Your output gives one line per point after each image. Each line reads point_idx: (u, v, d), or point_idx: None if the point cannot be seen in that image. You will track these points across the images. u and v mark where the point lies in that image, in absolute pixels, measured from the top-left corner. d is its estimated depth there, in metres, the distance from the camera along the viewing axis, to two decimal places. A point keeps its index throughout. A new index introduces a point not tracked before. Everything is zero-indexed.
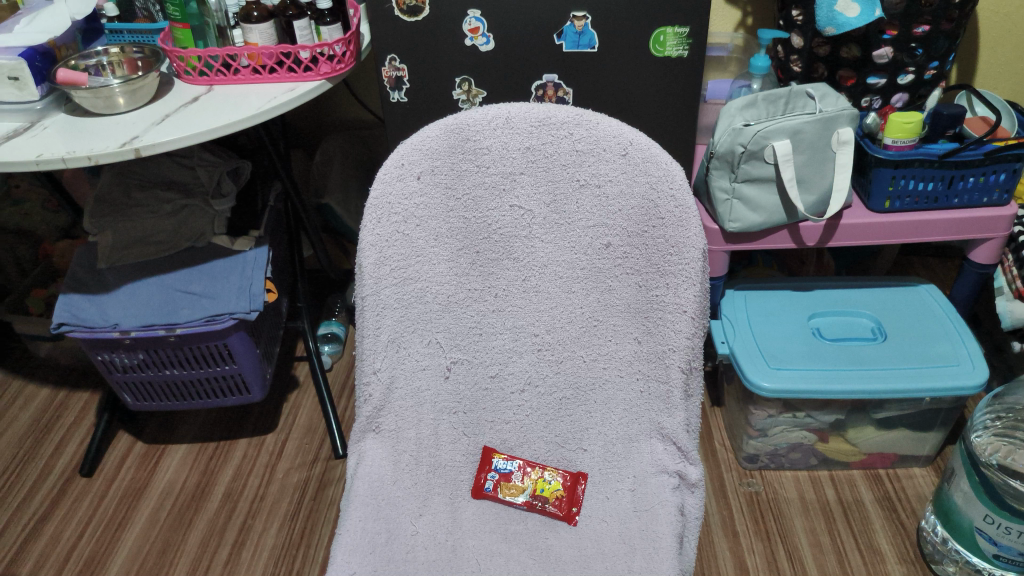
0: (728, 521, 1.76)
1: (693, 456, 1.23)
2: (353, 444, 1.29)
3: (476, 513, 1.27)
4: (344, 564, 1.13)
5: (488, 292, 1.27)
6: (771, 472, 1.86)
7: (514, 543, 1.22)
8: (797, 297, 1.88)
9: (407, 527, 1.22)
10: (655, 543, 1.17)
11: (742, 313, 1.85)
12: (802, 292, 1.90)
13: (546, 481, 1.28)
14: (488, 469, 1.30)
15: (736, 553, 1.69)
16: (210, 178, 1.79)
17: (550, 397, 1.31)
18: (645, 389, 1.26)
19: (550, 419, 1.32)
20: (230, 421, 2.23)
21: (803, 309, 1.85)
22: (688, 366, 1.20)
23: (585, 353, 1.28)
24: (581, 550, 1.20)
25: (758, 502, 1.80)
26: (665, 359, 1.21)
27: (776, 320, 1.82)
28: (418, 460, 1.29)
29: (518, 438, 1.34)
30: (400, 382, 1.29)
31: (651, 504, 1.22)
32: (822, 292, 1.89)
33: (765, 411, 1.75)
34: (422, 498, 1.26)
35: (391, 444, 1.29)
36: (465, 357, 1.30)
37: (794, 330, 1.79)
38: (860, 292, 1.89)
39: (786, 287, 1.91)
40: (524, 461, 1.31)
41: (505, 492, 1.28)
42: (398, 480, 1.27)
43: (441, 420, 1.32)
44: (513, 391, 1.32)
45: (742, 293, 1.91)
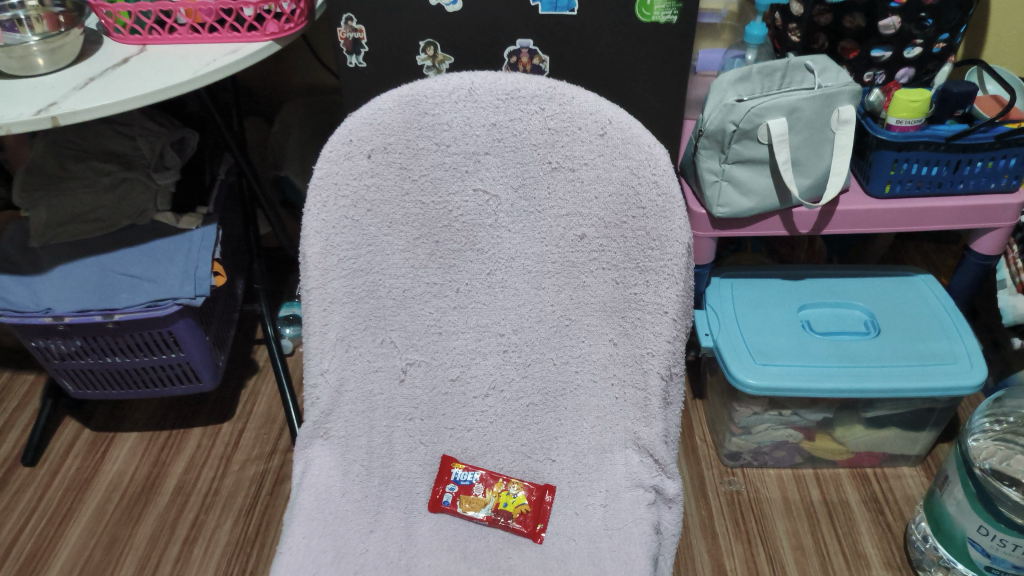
0: (707, 522, 1.66)
1: (669, 469, 1.11)
2: (300, 450, 1.17)
3: (432, 528, 1.15)
4: None
5: (449, 287, 1.14)
6: (754, 470, 1.76)
7: (472, 561, 1.11)
8: (787, 287, 1.77)
9: (353, 543, 1.10)
10: (627, 563, 1.05)
11: (728, 303, 1.73)
12: (791, 280, 1.79)
13: (510, 494, 1.17)
14: (447, 481, 1.18)
15: (716, 557, 1.59)
16: (152, 151, 1.64)
17: (517, 403, 1.19)
18: (619, 394, 1.14)
19: (515, 427, 1.20)
20: (182, 408, 2.10)
21: (794, 299, 1.74)
22: (668, 372, 1.08)
23: (556, 355, 1.16)
24: (546, 571, 1.08)
25: (740, 501, 1.70)
26: (643, 364, 1.10)
27: (764, 310, 1.71)
28: (369, 469, 1.17)
29: (481, 447, 1.22)
30: (349, 385, 1.16)
31: (623, 519, 1.11)
32: (812, 281, 1.77)
33: (748, 408, 1.65)
34: (371, 511, 1.14)
35: (339, 451, 1.17)
36: (424, 357, 1.18)
37: (783, 322, 1.68)
38: (854, 281, 1.78)
39: (773, 274, 1.80)
40: (486, 472, 1.19)
41: (465, 507, 1.16)
42: (347, 492, 1.14)
43: (395, 427, 1.20)
44: (475, 395, 1.19)
45: (728, 280, 1.80)
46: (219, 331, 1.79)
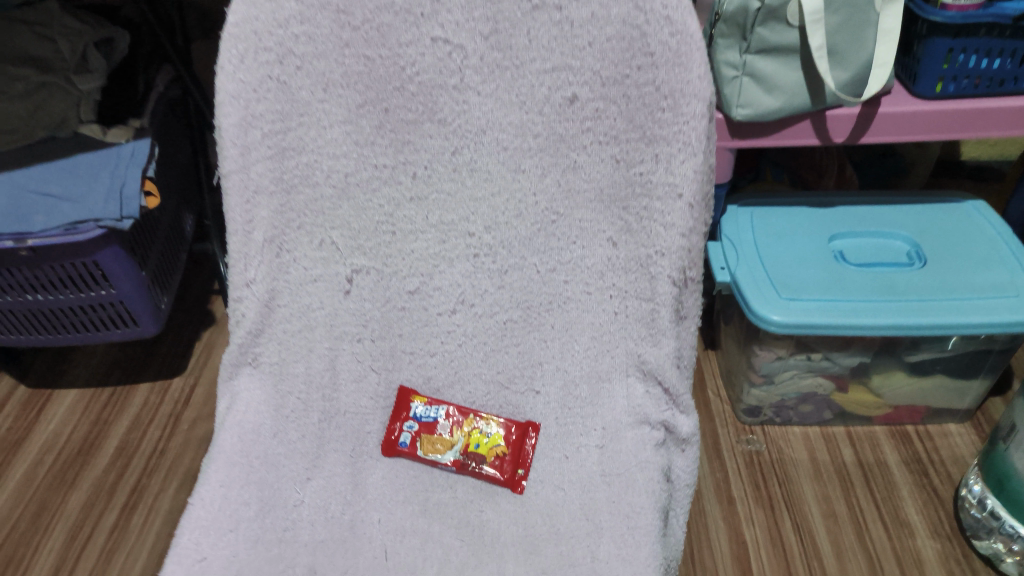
0: (723, 485, 1.43)
1: (682, 400, 0.88)
2: (224, 382, 0.94)
3: (385, 476, 0.91)
4: (193, 545, 0.79)
5: (404, 170, 0.90)
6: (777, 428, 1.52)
7: (435, 515, 0.87)
8: (815, 217, 1.54)
9: (284, 493, 0.87)
10: (630, 515, 0.82)
11: (748, 233, 1.50)
12: (820, 212, 1.56)
13: (483, 434, 0.93)
14: (405, 418, 0.94)
15: (733, 524, 1.36)
16: (74, 52, 1.39)
17: (491, 321, 0.94)
18: (620, 309, 0.91)
19: (490, 351, 0.95)
20: (127, 360, 1.86)
21: (823, 232, 1.50)
22: (682, 277, 0.86)
23: (540, 261, 0.92)
24: (529, 529, 0.85)
25: (761, 462, 1.46)
26: (651, 267, 0.87)
27: (789, 241, 1.48)
28: (304, 404, 0.93)
29: (448, 376, 0.96)
30: (280, 299, 0.93)
31: (624, 462, 0.87)
32: (845, 207, 1.52)
33: (773, 353, 1.40)
34: (308, 453, 0.91)
35: (270, 382, 0.94)
36: (374, 261, 0.93)
37: (811, 254, 1.45)
38: (892, 211, 1.54)
39: (799, 205, 1.57)
40: (453, 406, 0.95)
41: (426, 449, 0.93)
42: (280, 433, 0.91)
43: (341, 348, 0.92)
44: (440, 312, 0.94)
45: (747, 210, 1.56)
46: (160, 267, 1.55)
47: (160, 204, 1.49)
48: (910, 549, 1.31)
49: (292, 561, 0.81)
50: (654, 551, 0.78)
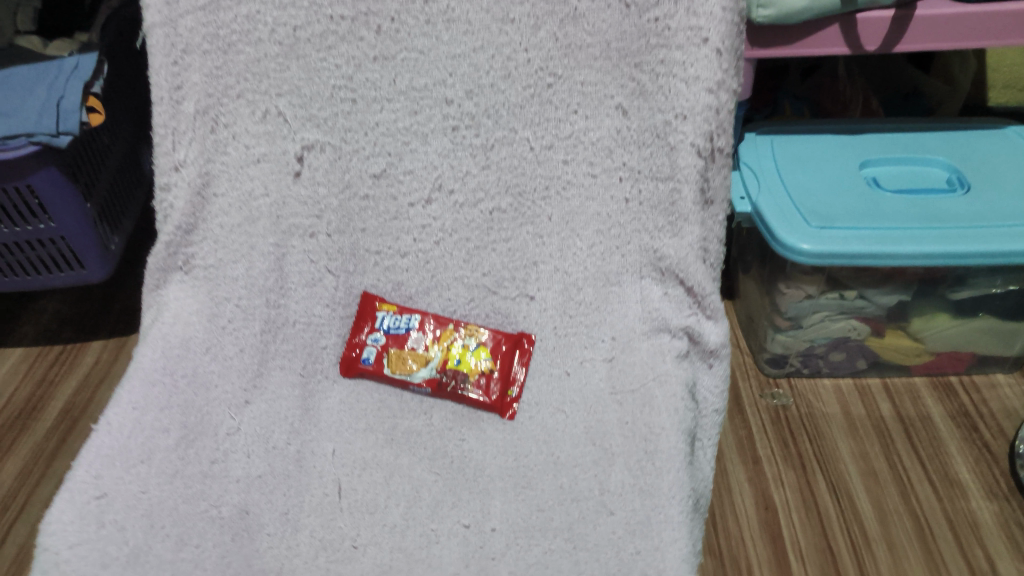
0: (746, 445, 1.24)
1: (707, 302, 0.72)
2: (151, 292, 0.76)
3: (342, 400, 0.74)
4: (89, 474, 0.60)
5: (365, 20, 0.70)
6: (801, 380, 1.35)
7: (402, 446, 0.70)
8: (843, 143, 1.36)
9: (214, 418, 0.68)
10: (647, 437, 0.64)
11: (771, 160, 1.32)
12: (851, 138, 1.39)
13: (465, 348, 0.76)
14: (369, 329, 0.76)
15: (761, 485, 1.17)
16: None
17: (476, 213, 0.76)
18: (632, 194, 0.74)
19: (473, 248, 0.77)
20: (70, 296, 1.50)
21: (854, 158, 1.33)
22: (710, 147, 0.70)
23: (535, 137, 0.74)
24: (521, 458, 0.67)
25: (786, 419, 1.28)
26: (671, 136, 0.70)
27: (818, 168, 1.30)
28: (246, 309, 0.74)
29: (423, 281, 0.78)
30: (216, 186, 0.75)
31: (639, 376, 0.70)
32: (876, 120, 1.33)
33: (800, 293, 1.23)
34: (247, 371, 0.72)
35: (203, 287, 0.75)
36: (329, 136, 0.74)
37: (842, 180, 1.28)
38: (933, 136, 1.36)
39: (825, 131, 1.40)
40: (428, 316, 0.77)
41: (394, 367, 0.75)
42: (214, 348, 0.71)
43: (288, 247, 0.76)
44: (413, 202, 0.76)
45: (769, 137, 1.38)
46: (109, 198, 1.31)
47: (104, 125, 1.28)
48: (962, 513, 1.12)
49: (217, 499, 0.63)
50: (681, 479, 0.61)
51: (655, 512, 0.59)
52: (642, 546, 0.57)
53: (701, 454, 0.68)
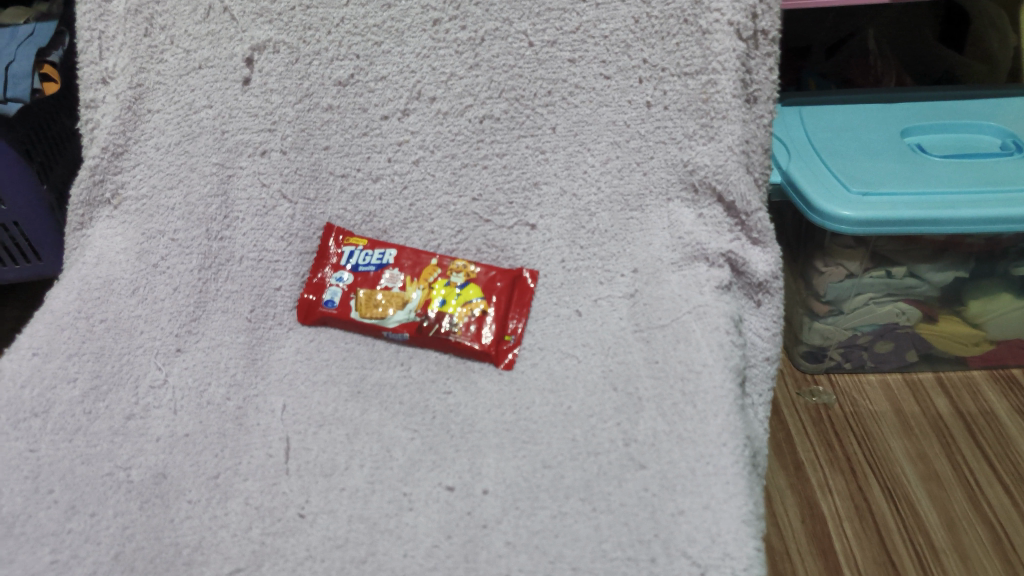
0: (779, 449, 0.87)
1: (753, 219, 0.58)
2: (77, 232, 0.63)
3: (299, 349, 0.59)
4: None
5: None
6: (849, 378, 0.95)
7: (371, 401, 0.55)
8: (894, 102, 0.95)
9: (136, 369, 0.55)
10: (682, 377, 0.51)
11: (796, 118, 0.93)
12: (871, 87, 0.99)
13: (450, 285, 0.61)
14: (334, 269, 0.62)
15: (802, 492, 0.81)
16: None
17: (463, 125, 0.62)
18: (655, 97, 0.60)
19: (460, 167, 0.63)
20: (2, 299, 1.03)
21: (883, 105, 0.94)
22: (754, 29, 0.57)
23: (535, 31, 0.60)
24: (528, 420, 0.52)
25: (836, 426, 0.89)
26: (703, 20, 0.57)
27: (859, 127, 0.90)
28: (184, 243, 0.60)
29: (402, 212, 0.64)
30: (152, 103, 0.61)
31: (670, 310, 0.55)
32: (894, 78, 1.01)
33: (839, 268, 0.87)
34: (185, 316, 0.58)
35: (137, 222, 0.61)
36: (284, 32, 0.60)
37: (871, 135, 0.89)
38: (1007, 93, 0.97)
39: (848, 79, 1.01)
40: (406, 250, 0.63)
41: (363, 310, 0.60)
42: (144, 292, 0.58)
43: (236, 168, 0.62)
44: (388, 116, 0.62)
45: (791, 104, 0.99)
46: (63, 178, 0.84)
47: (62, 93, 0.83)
48: None
49: (127, 462, 0.50)
50: (732, 424, 0.48)
51: (701, 464, 0.46)
52: (685, 505, 0.44)
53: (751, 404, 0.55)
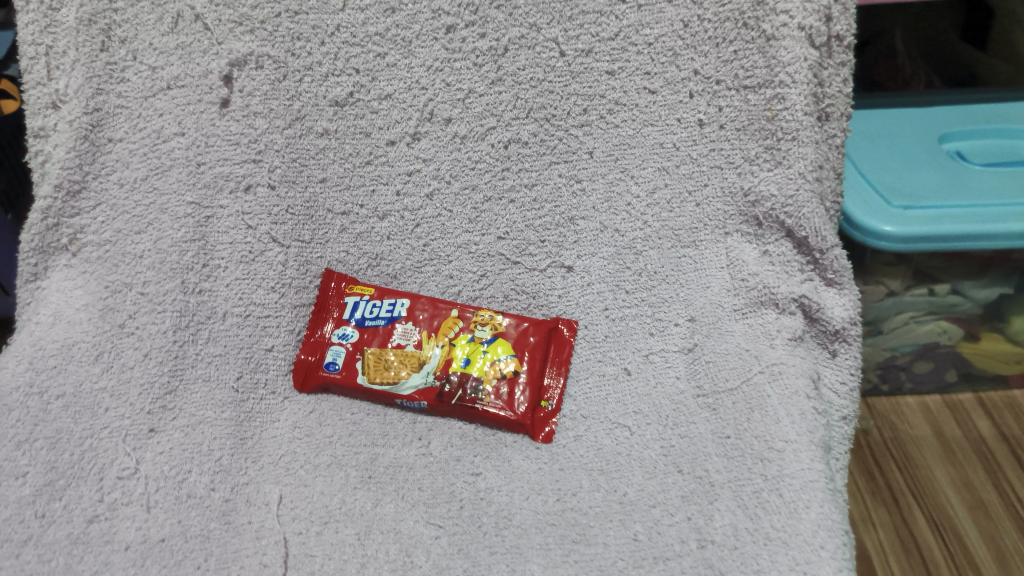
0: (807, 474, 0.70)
1: (828, 257, 0.49)
2: (30, 285, 0.53)
3: (296, 424, 0.50)
4: None
5: None
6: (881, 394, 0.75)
7: (385, 489, 0.45)
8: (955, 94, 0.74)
9: (101, 456, 0.45)
10: (766, 458, 0.42)
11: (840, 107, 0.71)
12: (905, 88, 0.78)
13: (475, 341, 0.53)
14: (340, 324, 0.54)
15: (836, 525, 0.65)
16: None
17: (485, 149, 0.53)
18: (709, 113, 0.51)
19: (483, 201, 0.54)
20: None
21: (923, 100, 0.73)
22: (831, 33, 0.47)
23: (567, 38, 0.51)
24: (577, 512, 0.43)
25: (868, 445, 0.71)
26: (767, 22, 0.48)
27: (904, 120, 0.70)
28: (155, 297, 0.50)
29: (414, 254, 0.55)
30: (113, 130, 0.51)
31: (738, 370, 0.47)
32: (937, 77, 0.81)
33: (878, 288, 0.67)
34: (158, 389, 0.48)
35: (98, 272, 0.51)
36: (268, 44, 0.51)
37: (898, 133, 0.69)
38: None
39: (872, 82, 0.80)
40: (420, 298, 0.55)
41: (372, 373, 0.52)
42: (106, 358, 0.48)
43: (216, 207, 0.52)
44: (395, 141, 0.53)
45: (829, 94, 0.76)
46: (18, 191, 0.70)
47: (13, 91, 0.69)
48: None
49: None
50: (828, 519, 0.39)
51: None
52: None
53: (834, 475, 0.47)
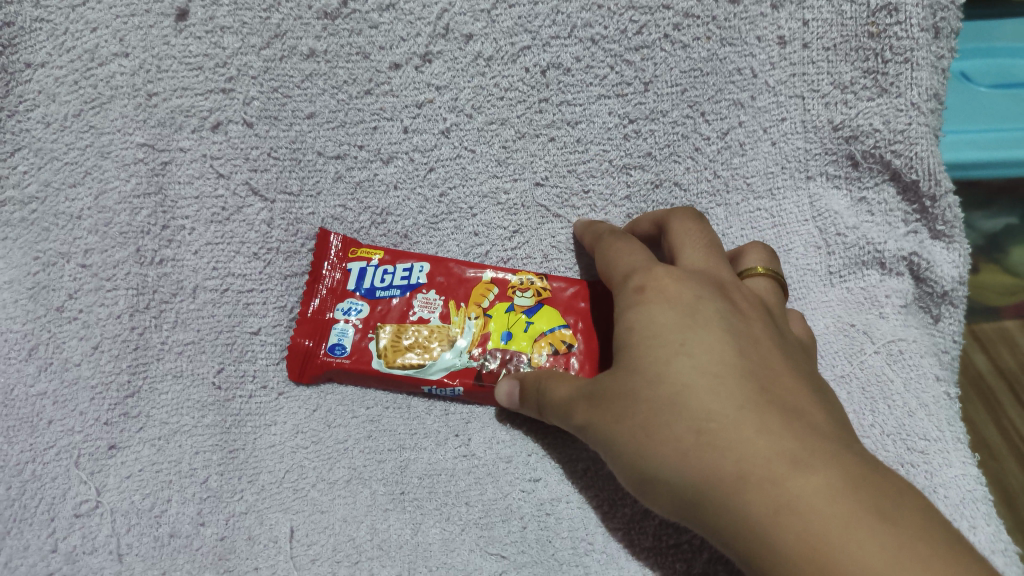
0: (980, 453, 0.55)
1: (941, 205, 0.40)
2: None
3: (299, 428, 0.40)
4: None
5: None
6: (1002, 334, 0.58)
7: (424, 509, 0.38)
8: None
9: (49, 488, 0.36)
10: (906, 463, 0.36)
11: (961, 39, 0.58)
12: None
13: (518, 310, 0.41)
14: (342, 297, 0.42)
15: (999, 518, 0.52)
16: None
17: (516, 72, 0.42)
18: (791, 29, 0.41)
19: (515, 140, 0.44)
20: None
21: None
22: None
23: None
24: (669, 539, 0.35)
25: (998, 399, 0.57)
26: None
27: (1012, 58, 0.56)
28: (102, 271, 0.39)
29: (427, 210, 0.44)
30: (31, 52, 0.39)
31: (844, 351, 0.40)
32: None
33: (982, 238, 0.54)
34: (116, 394, 0.38)
35: (24, 239, 0.39)
36: None
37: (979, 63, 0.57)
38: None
39: None
40: (443, 262, 0.43)
41: (390, 356, 0.40)
42: (47, 351, 0.38)
43: (174, 149, 0.41)
44: (399, 64, 0.42)
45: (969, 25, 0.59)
46: None
47: None
48: None
49: None
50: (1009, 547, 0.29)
51: None
52: None
53: (940, 461, 0.36)
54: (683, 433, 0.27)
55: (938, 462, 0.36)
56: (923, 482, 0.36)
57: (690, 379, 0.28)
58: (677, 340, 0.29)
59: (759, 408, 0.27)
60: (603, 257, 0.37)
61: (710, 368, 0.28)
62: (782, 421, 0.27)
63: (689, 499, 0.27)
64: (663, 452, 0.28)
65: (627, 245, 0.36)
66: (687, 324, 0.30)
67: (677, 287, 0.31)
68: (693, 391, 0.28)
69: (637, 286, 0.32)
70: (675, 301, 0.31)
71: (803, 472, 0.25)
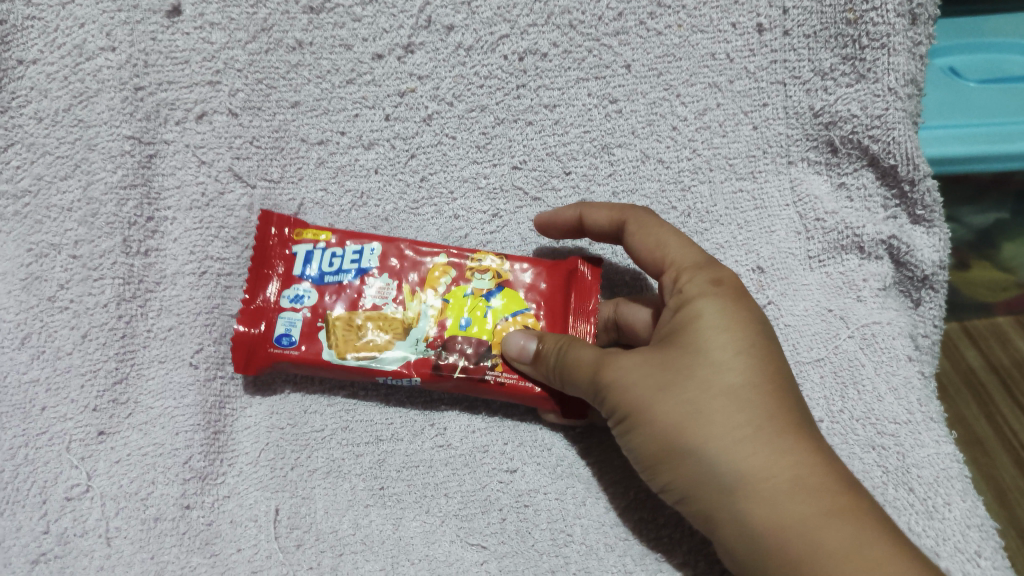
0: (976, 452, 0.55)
1: (920, 190, 0.40)
2: None
3: (274, 410, 0.40)
4: None
5: None
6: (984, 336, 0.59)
7: (404, 504, 0.38)
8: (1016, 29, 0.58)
9: (42, 472, 0.36)
10: (878, 446, 0.37)
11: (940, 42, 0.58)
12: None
13: (474, 295, 0.39)
14: (286, 286, 0.39)
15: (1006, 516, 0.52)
16: None
17: (497, 61, 0.43)
18: (771, 16, 0.42)
19: (494, 125, 0.44)
20: None
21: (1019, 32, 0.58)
22: None
23: None
24: (646, 524, 0.37)
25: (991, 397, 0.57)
26: None
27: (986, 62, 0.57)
28: (90, 262, 0.40)
29: (407, 188, 0.44)
30: (24, 49, 0.40)
31: (822, 335, 0.41)
32: None
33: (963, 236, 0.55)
34: (105, 380, 0.38)
35: (17, 232, 0.40)
36: None
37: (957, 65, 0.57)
38: None
39: None
40: (396, 242, 0.40)
41: (342, 347, 0.38)
42: (39, 340, 0.39)
43: (159, 143, 0.42)
44: (385, 53, 0.43)
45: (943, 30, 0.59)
46: None
47: None
48: None
49: None
50: None
51: None
52: None
53: (912, 442, 0.37)
54: (743, 423, 0.29)
55: (909, 444, 0.37)
56: (895, 463, 0.37)
57: (760, 379, 0.30)
58: (747, 340, 0.31)
59: (805, 425, 0.30)
60: (644, 243, 0.37)
61: (774, 375, 0.31)
62: (821, 441, 0.30)
63: (726, 482, 0.29)
64: (719, 433, 0.29)
65: (677, 237, 0.36)
66: (757, 334, 0.32)
67: (745, 299, 0.33)
68: (764, 391, 0.30)
69: (706, 278, 0.34)
70: (744, 307, 0.33)
71: (848, 494, 0.28)
